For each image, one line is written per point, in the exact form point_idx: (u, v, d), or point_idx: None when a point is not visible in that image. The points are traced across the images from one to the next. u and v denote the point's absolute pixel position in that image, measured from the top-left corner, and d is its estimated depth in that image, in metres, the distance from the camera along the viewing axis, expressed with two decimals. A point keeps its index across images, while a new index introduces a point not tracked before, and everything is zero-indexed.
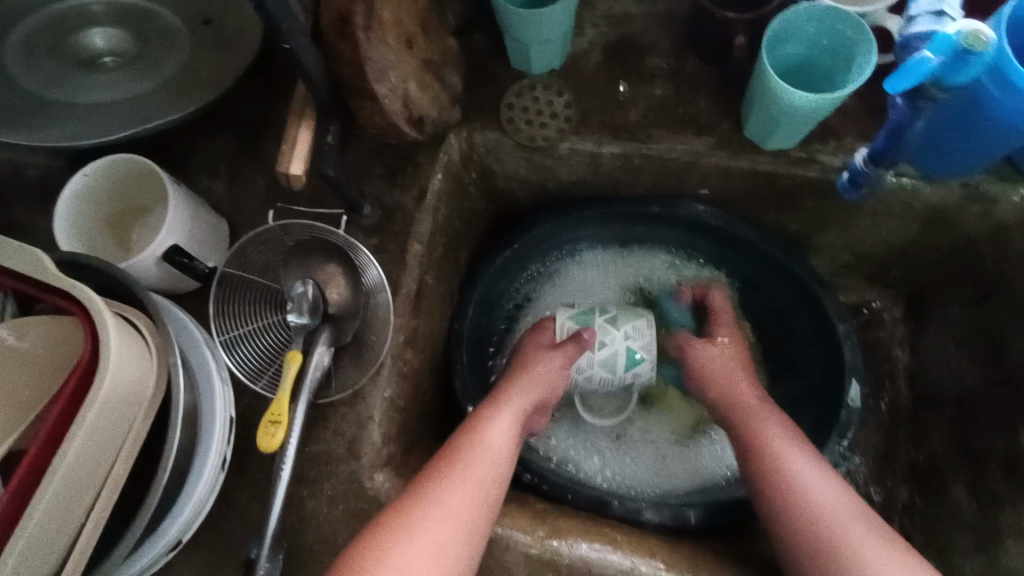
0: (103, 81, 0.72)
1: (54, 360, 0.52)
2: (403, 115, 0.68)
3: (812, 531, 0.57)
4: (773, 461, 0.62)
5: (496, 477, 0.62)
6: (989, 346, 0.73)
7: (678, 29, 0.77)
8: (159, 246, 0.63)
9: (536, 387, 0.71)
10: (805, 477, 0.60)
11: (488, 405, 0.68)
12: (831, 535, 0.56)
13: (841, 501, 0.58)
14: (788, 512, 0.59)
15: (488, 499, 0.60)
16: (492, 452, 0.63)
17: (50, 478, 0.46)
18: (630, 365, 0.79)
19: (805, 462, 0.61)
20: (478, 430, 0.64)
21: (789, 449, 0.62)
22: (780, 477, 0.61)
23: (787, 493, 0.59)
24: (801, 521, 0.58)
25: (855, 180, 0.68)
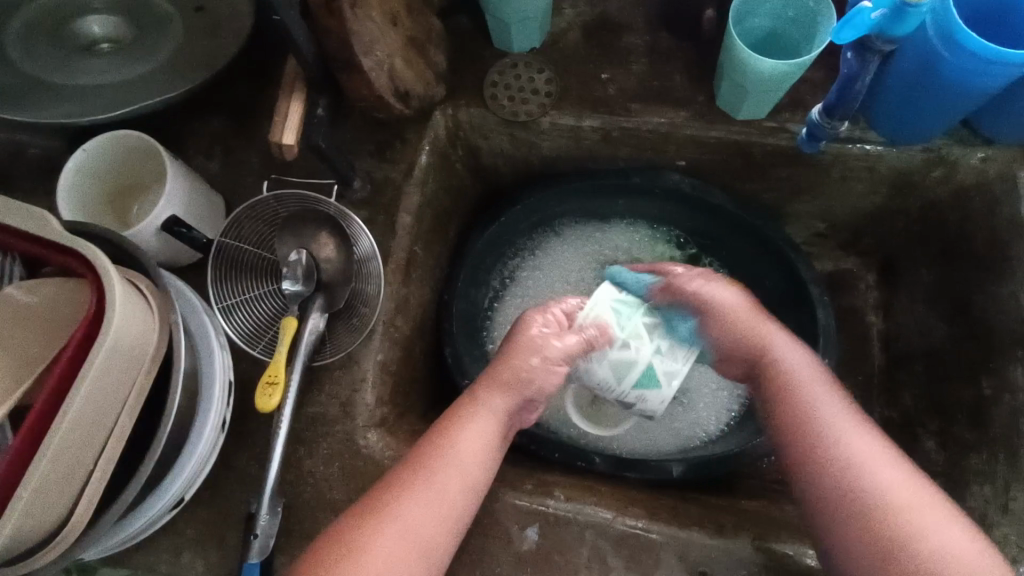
0: (101, 65, 0.74)
1: (60, 318, 0.55)
2: (390, 90, 0.71)
3: (810, 438, 0.57)
4: (774, 368, 0.61)
5: (466, 493, 0.56)
6: (955, 303, 0.76)
7: (652, 9, 0.80)
8: (158, 215, 0.66)
9: (517, 387, 0.62)
10: (811, 389, 0.59)
11: (457, 409, 0.61)
12: (821, 444, 0.56)
13: (843, 417, 0.57)
14: (786, 416, 0.59)
15: (454, 518, 0.55)
16: (460, 461, 0.57)
17: (57, 426, 0.49)
18: (641, 381, 0.66)
19: (811, 372, 0.60)
20: (448, 437, 0.58)
21: (796, 359, 0.62)
22: (782, 384, 0.60)
23: (788, 397, 0.59)
24: (800, 420, 0.58)
25: (814, 135, 0.71)
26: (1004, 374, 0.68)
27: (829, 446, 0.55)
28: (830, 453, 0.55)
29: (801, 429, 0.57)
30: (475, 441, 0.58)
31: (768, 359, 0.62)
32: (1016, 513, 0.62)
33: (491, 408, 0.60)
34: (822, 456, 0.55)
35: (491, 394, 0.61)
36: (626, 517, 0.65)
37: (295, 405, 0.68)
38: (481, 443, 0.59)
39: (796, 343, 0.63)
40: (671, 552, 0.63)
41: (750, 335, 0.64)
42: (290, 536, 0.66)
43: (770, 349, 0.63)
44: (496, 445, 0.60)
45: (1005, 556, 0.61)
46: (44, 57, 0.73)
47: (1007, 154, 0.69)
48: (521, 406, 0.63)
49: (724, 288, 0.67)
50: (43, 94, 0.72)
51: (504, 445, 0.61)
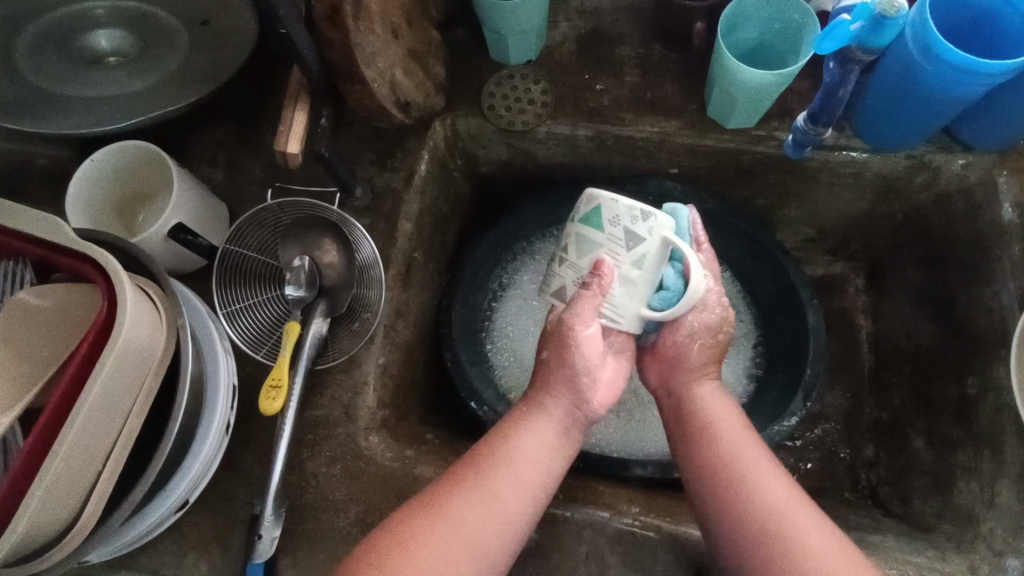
0: (110, 78, 0.76)
1: (72, 321, 0.56)
2: (391, 99, 0.73)
3: (739, 499, 0.53)
4: (703, 421, 0.59)
5: (525, 497, 0.55)
6: (940, 305, 0.78)
7: (643, 22, 0.83)
8: (165, 222, 0.68)
9: (569, 380, 0.61)
10: (740, 443, 0.57)
11: (523, 413, 0.61)
12: (753, 504, 0.52)
13: (773, 474, 0.54)
14: (716, 482, 0.55)
15: (511, 519, 0.54)
16: (522, 472, 0.56)
17: (69, 428, 0.50)
18: (598, 223, 0.60)
19: (741, 430, 0.59)
20: (504, 445, 0.58)
21: (726, 415, 0.60)
22: (713, 439, 0.58)
23: (716, 452, 0.57)
24: (726, 478, 0.55)
25: (800, 141, 0.73)
26: (987, 372, 0.70)
27: (759, 504, 0.52)
28: (764, 510, 0.52)
29: (730, 487, 0.54)
30: (534, 449, 0.58)
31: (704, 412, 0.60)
32: (1001, 508, 0.64)
33: (549, 409, 0.60)
34: (769, 531, 0.51)
35: (557, 403, 0.61)
36: (623, 515, 0.66)
37: (298, 408, 0.69)
38: (545, 454, 0.58)
39: (730, 402, 0.62)
40: (667, 549, 0.64)
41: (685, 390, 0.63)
42: (293, 537, 0.67)
43: (699, 402, 0.61)
44: (557, 454, 0.59)
45: (991, 550, 0.63)
46: (53, 69, 0.75)
47: (985, 160, 0.72)
48: (578, 403, 0.61)
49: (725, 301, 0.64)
50: (54, 106, 0.74)
51: (568, 448, 0.60)
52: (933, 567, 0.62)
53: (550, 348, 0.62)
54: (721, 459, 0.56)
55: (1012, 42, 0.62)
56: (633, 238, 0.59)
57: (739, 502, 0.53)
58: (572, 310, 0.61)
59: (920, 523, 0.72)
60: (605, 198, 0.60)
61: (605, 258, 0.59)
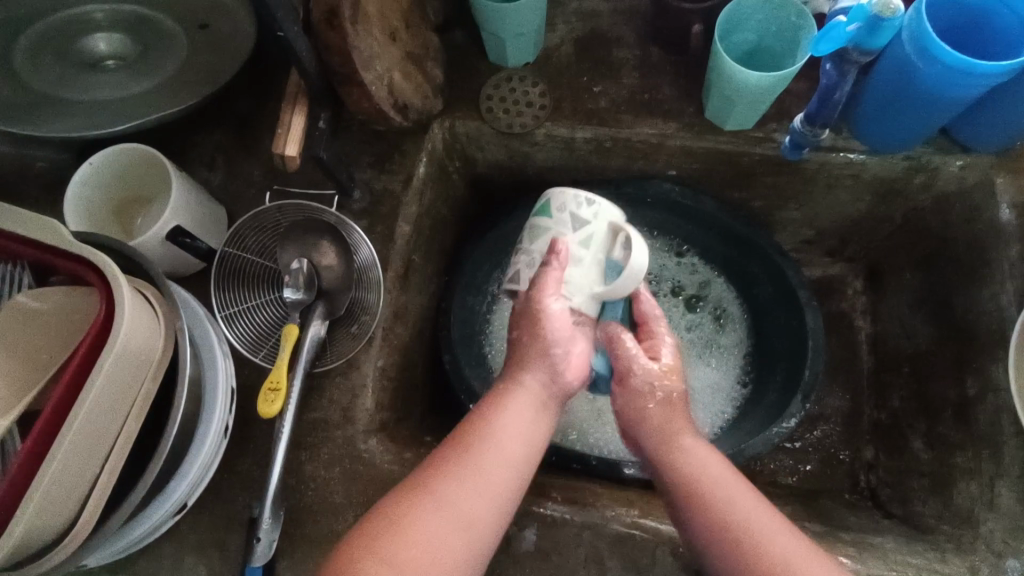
0: (109, 81, 0.76)
1: (69, 323, 0.56)
2: (389, 102, 0.73)
3: (754, 570, 0.49)
4: (698, 485, 0.55)
5: (511, 474, 0.55)
6: (939, 306, 0.78)
7: (641, 24, 0.83)
8: (164, 225, 0.68)
9: (547, 355, 0.61)
10: (743, 502, 0.53)
11: (503, 386, 0.61)
12: (769, 574, 0.49)
13: (782, 531, 0.51)
14: (717, 539, 0.52)
15: (498, 497, 0.54)
16: (504, 444, 0.56)
17: (67, 429, 0.50)
18: (549, 214, 0.65)
19: (740, 484, 0.55)
20: (487, 422, 0.58)
21: (720, 471, 0.56)
22: (705, 500, 0.54)
23: (723, 522, 0.52)
24: (738, 549, 0.51)
25: (797, 142, 0.73)
26: (986, 373, 0.70)
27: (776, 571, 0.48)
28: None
29: (744, 563, 0.50)
30: (516, 424, 0.58)
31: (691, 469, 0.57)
32: (1001, 510, 0.64)
33: (527, 383, 0.60)
34: None
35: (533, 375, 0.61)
36: (621, 517, 0.66)
37: (296, 410, 0.69)
38: (527, 425, 0.58)
39: (716, 452, 0.58)
40: (666, 551, 0.64)
41: (668, 449, 0.59)
42: (292, 540, 0.67)
43: (687, 462, 0.57)
44: (537, 426, 0.59)
45: (991, 551, 0.63)
46: (52, 73, 0.75)
47: (983, 161, 0.72)
48: (558, 377, 0.62)
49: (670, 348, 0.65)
50: (53, 110, 0.74)
51: (548, 419, 0.60)
52: (934, 569, 0.62)
53: (518, 328, 0.63)
54: (727, 528, 0.52)
55: (1009, 43, 0.62)
56: (579, 219, 0.63)
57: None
58: (532, 291, 0.62)
59: (920, 525, 0.72)
60: (552, 194, 0.65)
61: (559, 239, 0.62)
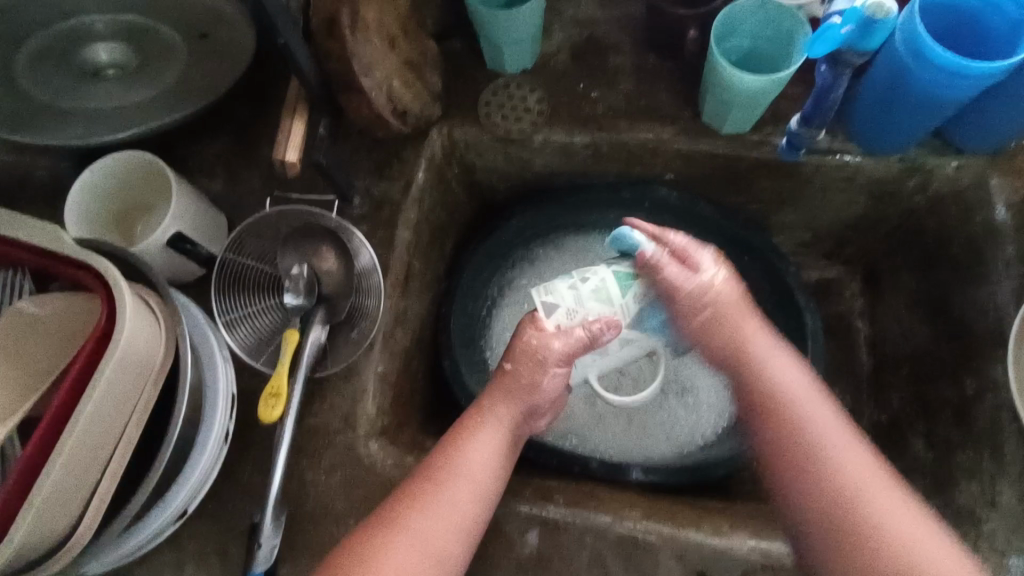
0: (113, 90, 0.77)
1: (68, 329, 0.56)
2: (388, 109, 0.74)
3: (794, 442, 0.55)
4: (782, 400, 0.57)
5: (479, 505, 0.57)
6: (936, 306, 0.79)
7: (636, 31, 0.84)
8: (164, 232, 0.68)
9: (526, 397, 0.62)
10: (804, 397, 0.57)
11: (468, 415, 0.62)
12: (843, 487, 0.52)
13: (840, 428, 0.55)
14: (771, 415, 0.57)
15: (468, 530, 0.56)
16: (472, 474, 0.58)
17: (68, 435, 0.50)
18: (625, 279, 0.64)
19: (812, 388, 0.58)
20: (459, 452, 0.58)
21: (800, 385, 0.58)
22: (767, 376, 0.59)
23: (801, 432, 0.55)
24: (798, 439, 0.55)
25: (792, 143, 0.74)
26: (985, 372, 0.70)
27: (850, 487, 0.52)
28: (821, 452, 0.54)
29: (818, 478, 0.53)
30: (485, 459, 0.59)
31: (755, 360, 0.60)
32: (1002, 508, 0.64)
33: (496, 416, 0.61)
34: (813, 463, 0.54)
35: (496, 404, 0.62)
36: (624, 520, 0.66)
37: (297, 416, 0.69)
38: (493, 453, 0.60)
39: (801, 368, 0.60)
40: (669, 554, 0.64)
41: (738, 345, 0.61)
42: (293, 548, 0.67)
43: (775, 381, 0.59)
44: (501, 452, 0.60)
45: (993, 549, 0.63)
46: (52, 82, 0.76)
47: (978, 162, 0.73)
48: (526, 413, 0.63)
49: (714, 261, 0.64)
50: (58, 119, 0.75)
51: (512, 450, 0.62)
52: None
53: (516, 361, 0.62)
54: (808, 449, 0.55)
55: (1000, 46, 0.63)
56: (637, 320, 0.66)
57: (828, 489, 0.53)
58: (562, 342, 0.61)
59: None
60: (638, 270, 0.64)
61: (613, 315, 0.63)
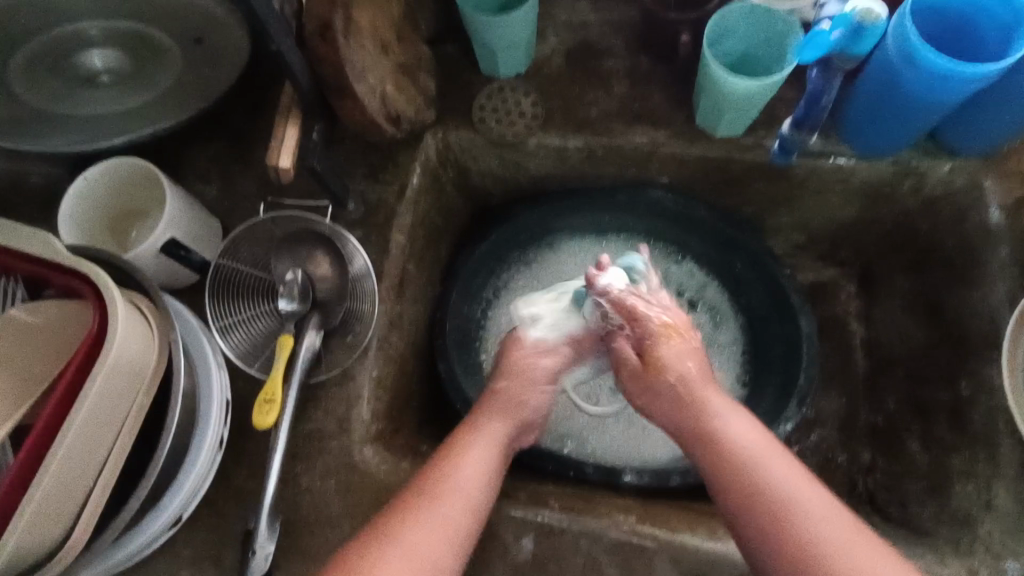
0: (103, 96, 0.76)
1: (61, 336, 0.56)
2: (382, 113, 0.74)
3: (759, 509, 0.52)
4: (746, 468, 0.54)
5: (473, 515, 0.57)
6: (931, 309, 0.79)
7: (630, 34, 0.84)
8: (157, 238, 0.68)
9: (511, 409, 0.66)
10: (761, 459, 0.54)
11: (465, 429, 0.63)
12: (811, 547, 0.49)
13: (805, 488, 0.52)
14: (730, 483, 0.54)
15: (461, 540, 0.55)
16: (468, 483, 0.58)
17: (59, 442, 0.50)
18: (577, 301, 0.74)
19: (771, 450, 0.55)
20: (448, 469, 0.58)
21: (756, 443, 0.56)
22: (718, 442, 0.56)
23: (768, 497, 0.52)
24: (760, 502, 0.52)
25: (785, 147, 0.74)
26: (979, 374, 0.70)
27: (819, 548, 0.49)
28: (786, 517, 0.51)
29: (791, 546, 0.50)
30: (479, 470, 0.59)
31: (709, 424, 0.58)
32: (997, 510, 0.64)
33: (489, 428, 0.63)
34: (782, 528, 0.50)
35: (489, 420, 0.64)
36: (619, 525, 0.66)
37: (292, 421, 0.69)
38: (488, 464, 0.60)
39: (752, 425, 0.57)
40: (664, 558, 0.64)
41: (690, 406, 0.60)
42: (288, 553, 0.67)
43: (729, 444, 0.56)
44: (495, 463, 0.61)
45: (989, 552, 0.63)
46: (46, 88, 0.75)
47: (970, 164, 0.73)
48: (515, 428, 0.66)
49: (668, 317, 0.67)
50: (47, 125, 0.74)
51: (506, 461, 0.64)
52: (932, 572, 0.62)
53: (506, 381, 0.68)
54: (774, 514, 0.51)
55: (990, 49, 0.63)
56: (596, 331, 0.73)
57: (794, 553, 0.49)
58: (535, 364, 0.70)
59: (918, 527, 0.72)
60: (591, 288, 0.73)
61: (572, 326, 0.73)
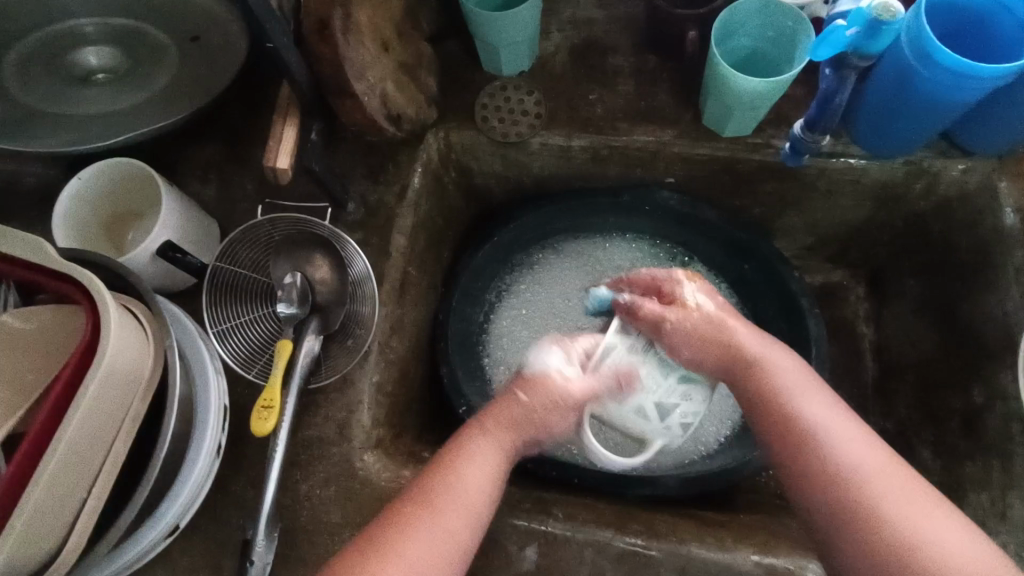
0: (98, 94, 0.75)
1: (53, 342, 0.55)
2: (382, 113, 0.72)
3: (795, 435, 0.53)
4: (783, 394, 0.55)
5: (474, 523, 0.55)
6: (943, 313, 0.77)
7: (636, 31, 0.82)
8: (153, 241, 0.67)
9: (522, 428, 0.59)
10: (798, 389, 0.55)
11: (460, 438, 0.59)
12: (844, 472, 0.50)
13: (840, 418, 0.53)
14: (768, 413, 0.55)
15: (459, 552, 0.54)
16: (467, 499, 0.55)
17: (51, 454, 0.48)
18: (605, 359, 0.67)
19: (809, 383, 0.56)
20: (446, 475, 0.56)
21: (793, 375, 0.57)
22: (757, 373, 0.57)
23: (801, 433, 0.53)
24: (796, 429, 0.53)
25: (796, 149, 0.72)
26: (994, 380, 0.68)
27: (854, 473, 0.50)
28: (821, 443, 0.52)
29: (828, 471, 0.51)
30: (480, 478, 0.56)
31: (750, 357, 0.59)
32: (1012, 521, 0.63)
33: (487, 435, 0.58)
34: (820, 453, 0.51)
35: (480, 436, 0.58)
36: (626, 534, 0.64)
37: (291, 427, 0.68)
38: (487, 477, 0.57)
39: (787, 356, 0.59)
40: (672, 568, 0.63)
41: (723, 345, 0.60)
42: (287, 562, 0.66)
43: (765, 372, 0.57)
44: (496, 476, 0.57)
45: None
46: (41, 90, 0.74)
47: (985, 164, 0.71)
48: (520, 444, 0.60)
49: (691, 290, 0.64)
50: (41, 124, 0.73)
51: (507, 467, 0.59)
52: None
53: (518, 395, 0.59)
54: (812, 440, 0.52)
55: (1007, 47, 0.61)
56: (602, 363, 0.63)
57: (829, 476, 0.50)
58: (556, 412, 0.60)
59: None
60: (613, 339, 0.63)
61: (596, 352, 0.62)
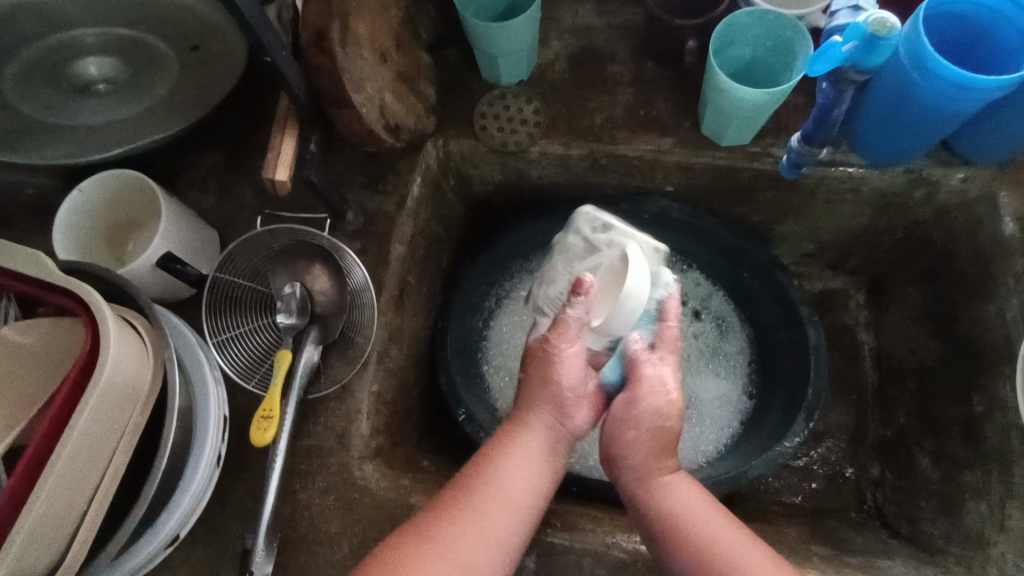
0: (98, 106, 0.74)
1: (53, 354, 0.55)
2: (381, 124, 0.72)
3: None
4: (713, 548, 0.53)
5: (521, 515, 0.56)
6: (944, 321, 0.77)
7: (635, 38, 0.82)
8: (153, 252, 0.67)
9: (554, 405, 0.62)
10: (722, 536, 0.54)
11: (502, 435, 0.62)
12: None
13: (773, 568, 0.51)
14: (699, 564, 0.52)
15: (505, 542, 0.54)
16: (507, 494, 0.56)
17: (49, 470, 0.48)
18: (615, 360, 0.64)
19: (732, 531, 0.54)
20: (490, 466, 0.58)
21: (719, 524, 0.55)
22: (684, 528, 0.55)
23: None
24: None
25: (794, 161, 0.73)
26: (994, 391, 0.68)
27: None
28: None
29: None
30: (518, 472, 0.58)
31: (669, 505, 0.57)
32: (1012, 533, 0.63)
33: (532, 428, 0.61)
34: None
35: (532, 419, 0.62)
36: (623, 543, 0.64)
37: (289, 437, 0.68)
38: (530, 467, 0.59)
39: (706, 499, 0.58)
40: None
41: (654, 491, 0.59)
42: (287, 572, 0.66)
43: (689, 522, 0.55)
44: (542, 471, 0.60)
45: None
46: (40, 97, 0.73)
47: (985, 173, 0.71)
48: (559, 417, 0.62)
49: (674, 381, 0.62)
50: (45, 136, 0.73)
51: (550, 465, 0.61)
52: None
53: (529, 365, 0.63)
54: None
55: (1006, 57, 0.61)
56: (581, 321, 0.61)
57: None
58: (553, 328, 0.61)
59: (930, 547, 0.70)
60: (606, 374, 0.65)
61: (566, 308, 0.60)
